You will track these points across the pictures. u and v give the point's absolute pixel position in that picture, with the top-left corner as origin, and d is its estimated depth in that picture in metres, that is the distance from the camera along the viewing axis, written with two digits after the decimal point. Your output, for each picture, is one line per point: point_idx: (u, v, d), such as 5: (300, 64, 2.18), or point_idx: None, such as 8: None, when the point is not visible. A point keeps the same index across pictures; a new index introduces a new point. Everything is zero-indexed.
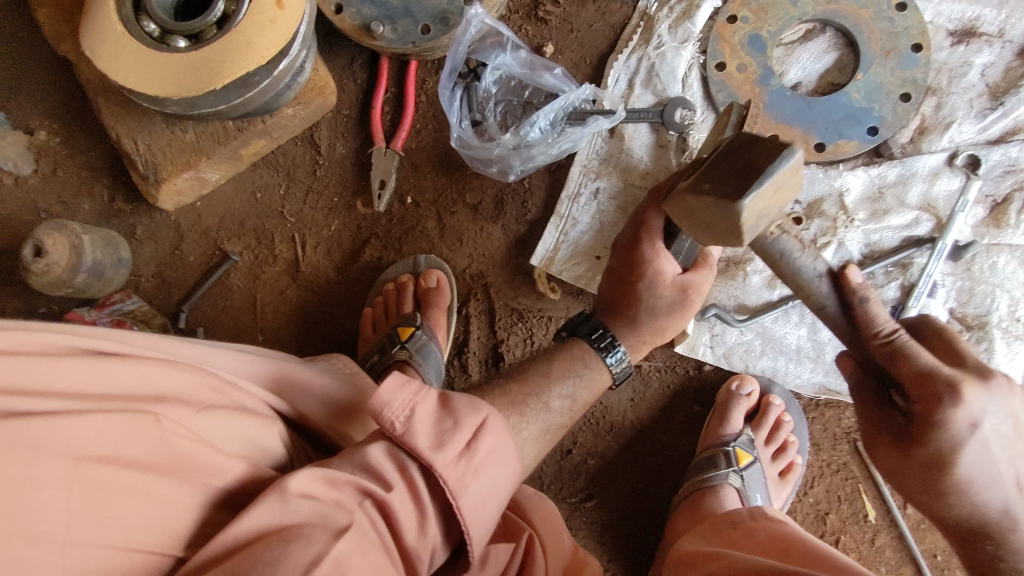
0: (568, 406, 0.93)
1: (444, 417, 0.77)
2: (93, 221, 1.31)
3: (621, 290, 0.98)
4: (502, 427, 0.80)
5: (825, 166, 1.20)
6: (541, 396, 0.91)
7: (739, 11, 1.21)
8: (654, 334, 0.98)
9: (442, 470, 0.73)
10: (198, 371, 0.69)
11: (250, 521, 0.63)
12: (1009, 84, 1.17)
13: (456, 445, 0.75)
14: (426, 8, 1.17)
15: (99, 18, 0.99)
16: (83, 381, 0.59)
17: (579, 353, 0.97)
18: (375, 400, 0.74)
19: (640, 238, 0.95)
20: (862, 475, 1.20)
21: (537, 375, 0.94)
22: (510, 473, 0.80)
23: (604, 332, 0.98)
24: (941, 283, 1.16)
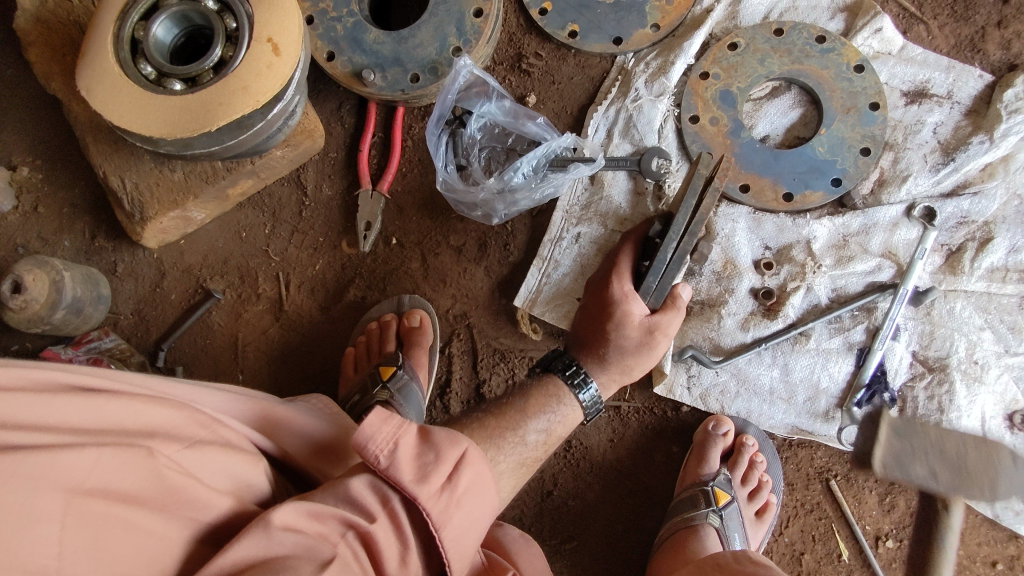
0: (543, 441, 0.94)
1: (426, 450, 0.78)
2: (72, 257, 1.30)
3: (593, 328, 1.01)
4: (480, 459, 0.81)
5: (793, 215, 1.27)
6: (517, 429, 0.93)
7: (711, 68, 1.30)
8: (622, 372, 1.00)
9: (425, 503, 0.73)
10: (184, 407, 0.69)
11: (234, 553, 0.62)
12: (959, 141, 1.26)
13: (439, 478, 0.76)
14: (416, 58, 1.22)
15: (96, 58, 1.02)
16: (74, 415, 0.59)
17: (551, 388, 0.98)
18: (359, 434, 0.75)
19: (610, 279, 1.00)
20: (835, 515, 1.23)
21: (513, 408, 0.95)
22: (488, 507, 0.81)
23: (577, 369, 0.99)
24: (904, 326, 1.22)
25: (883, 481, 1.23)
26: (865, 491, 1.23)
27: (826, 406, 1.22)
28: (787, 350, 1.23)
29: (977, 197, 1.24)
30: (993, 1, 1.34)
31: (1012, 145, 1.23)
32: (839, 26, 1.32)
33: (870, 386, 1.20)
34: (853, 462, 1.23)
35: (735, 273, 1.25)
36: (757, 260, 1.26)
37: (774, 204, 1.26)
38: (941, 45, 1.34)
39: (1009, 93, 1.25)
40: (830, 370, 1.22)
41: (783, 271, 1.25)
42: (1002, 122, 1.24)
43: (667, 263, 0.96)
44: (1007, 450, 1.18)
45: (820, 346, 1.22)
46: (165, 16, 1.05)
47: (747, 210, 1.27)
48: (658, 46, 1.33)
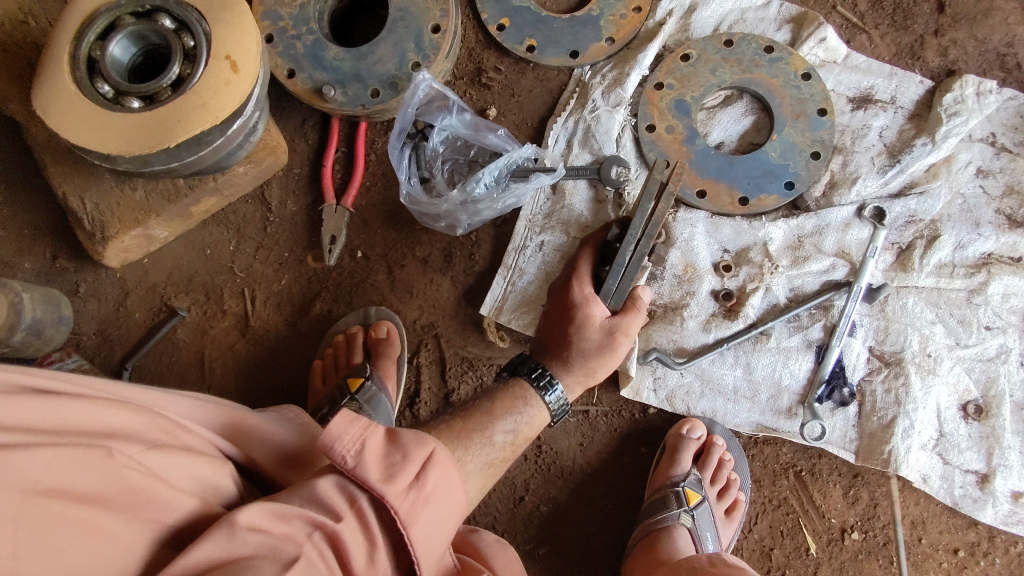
0: (511, 441, 0.94)
1: (393, 450, 0.78)
2: (32, 279, 1.29)
3: (556, 332, 1.02)
4: (448, 460, 0.82)
5: (749, 218, 1.30)
6: (485, 431, 0.92)
7: (665, 79, 1.34)
8: (586, 374, 1.02)
9: (393, 502, 0.74)
10: (149, 413, 0.70)
11: (196, 555, 0.62)
12: (903, 144, 1.32)
13: (405, 476, 0.76)
14: (376, 74, 1.24)
15: (51, 78, 1.02)
16: (31, 415, 0.59)
17: (519, 390, 0.98)
18: (325, 436, 0.75)
19: (570, 284, 1.02)
20: (801, 510, 1.25)
21: (479, 411, 0.94)
22: (456, 506, 0.81)
23: (543, 371, 1.00)
24: (859, 323, 1.26)
25: (846, 475, 1.25)
26: (829, 485, 1.25)
27: (789, 403, 1.24)
28: (748, 349, 1.26)
29: (923, 196, 1.29)
30: (930, 11, 1.41)
31: (954, 145, 1.29)
32: (786, 37, 1.37)
33: (830, 381, 1.22)
34: (817, 457, 1.26)
35: (695, 275, 1.28)
36: (716, 263, 1.29)
37: (730, 208, 1.30)
38: (883, 53, 1.40)
39: (947, 97, 1.32)
40: (791, 368, 1.24)
41: (741, 272, 1.28)
42: (942, 124, 1.30)
43: (625, 266, 0.98)
44: (962, 439, 1.22)
45: (781, 344, 1.25)
46: (122, 36, 1.06)
47: (704, 214, 1.31)
48: (614, 59, 1.37)
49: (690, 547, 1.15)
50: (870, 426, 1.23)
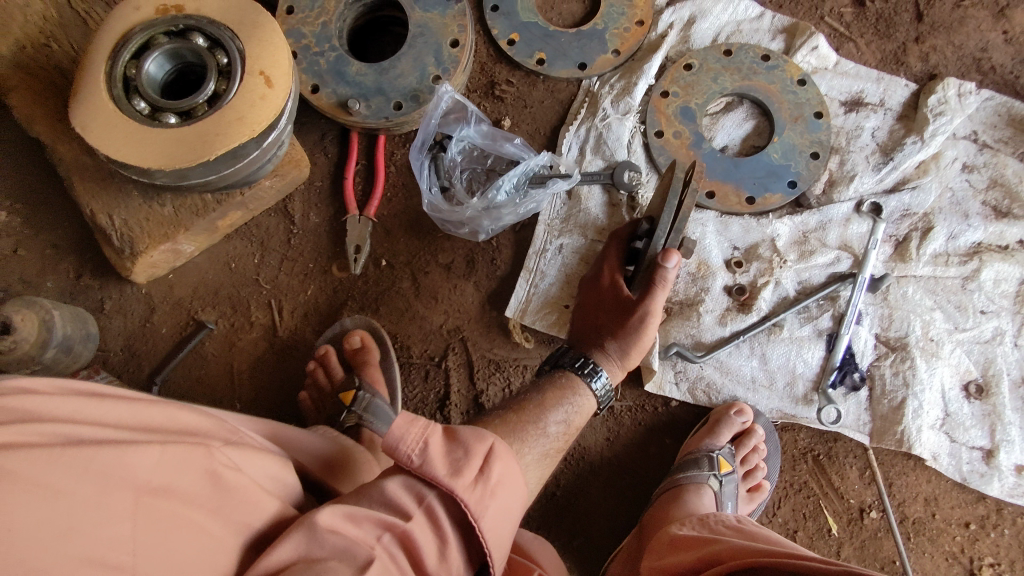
0: (564, 431, 0.98)
1: (454, 447, 0.80)
2: (56, 298, 1.29)
3: (591, 319, 1.12)
4: (507, 453, 0.84)
5: (757, 217, 1.37)
6: (538, 422, 0.96)
7: (670, 87, 1.41)
8: (622, 356, 1.06)
9: (460, 495, 0.76)
10: (213, 417, 0.71)
11: (279, 556, 0.64)
12: (895, 142, 1.40)
13: (470, 471, 0.78)
14: (398, 87, 1.28)
15: (90, 94, 1.05)
16: (122, 416, 0.60)
17: (568, 379, 1.03)
18: (389, 437, 0.78)
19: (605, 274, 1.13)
20: (821, 492, 1.30)
21: (531, 403, 0.99)
22: (518, 496, 0.83)
23: (585, 360, 1.06)
24: (865, 311, 1.33)
25: (861, 456, 1.31)
26: (845, 467, 1.31)
27: (803, 390, 1.30)
28: (763, 340, 1.32)
29: (915, 191, 1.37)
30: (910, 20, 1.51)
31: (940, 143, 1.38)
32: (780, 46, 1.46)
33: (842, 368, 1.30)
34: (832, 440, 1.32)
35: (709, 272, 1.34)
36: (727, 260, 1.35)
37: (739, 208, 1.37)
38: (869, 60, 1.49)
39: (931, 98, 1.41)
40: (804, 356, 1.30)
41: (752, 268, 1.35)
42: (929, 124, 1.39)
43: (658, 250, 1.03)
44: (966, 417, 1.29)
45: (793, 334, 1.31)
46: (157, 53, 1.09)
47: (714, 214, 1.37)
48: (620, 70, 1.44)
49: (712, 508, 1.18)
50: (881, 408, 1.29)
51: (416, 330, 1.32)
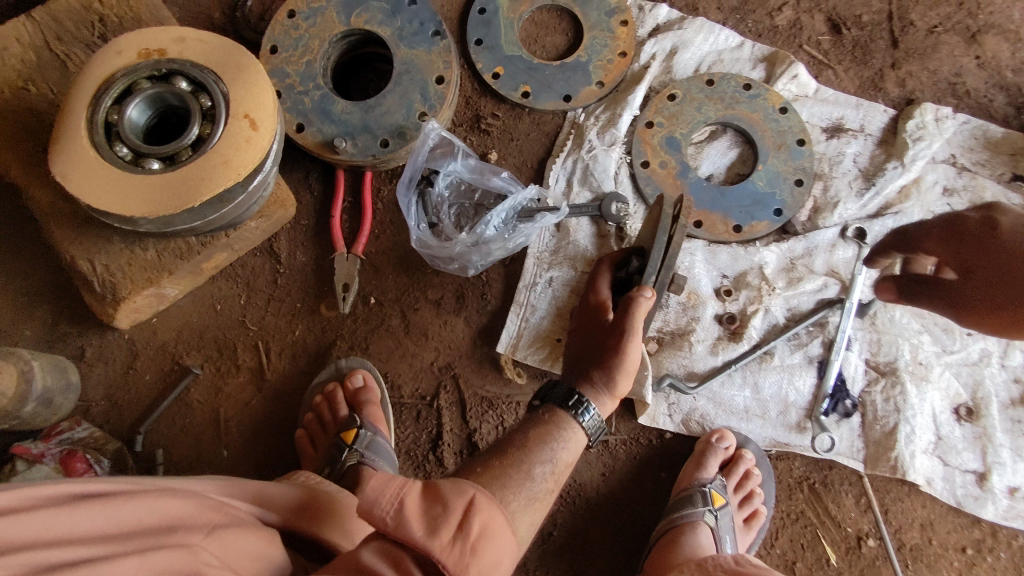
0: (551, 471, 0.94)
1: (433, 504, 0.72)
2: (35, 346, 1.27)
3: (581, 343, 1.11)
4: (491, 505, 0.75)
5: (745, 244, 1.38)
6: (522, 466, 0.92)
7: (655, 117, 1.42)
8: (608, 376, 1.03)
9: (440, 557, 0.66)
10: (191, 497, 0.66)
11: None
12: (876, 168, 1.42)
13: (449, 528, 0.70)
14: (384, 124, 1.27)
15: (69, 142, 1.03)
16: (94, 523, 0.57)
17: (553, 416, 1.00)
18: (362, 499, 0.70)
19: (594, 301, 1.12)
20: (818, 521, 1.29)
21: (515, 447, 0.95)
22: (507, 553, 0.74)
23: (578, 396, 1.01)
24: (854, 336, 1.34)
25: (856, 483, 1.31)
26: (841, 494, 1.30)
27: (797, 418, 1.30)
28: (754, 369, 1.32)
29: (899, 215, 1.39)
30: (886, 47, 1.54)
31: (920, 167, 1.41)
32: (761, 75, 1.48)
33: (833, 394, 1.30)
34: (828, 468, 1.31)
35: (699, 301, 1.34)
36: (717, 288, 1.36)
37: (726, 236, 1.38)
38: (848, 86, 1.52)
39: (910, 123, 1.44)
40: (796, 384, 1.31)
41: (741, 296, 1.35)
42: (909, 148, 1.42)
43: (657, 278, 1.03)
44: (958, 439, 1.30)
45: (784, 362, 1.32)
46: (140, 99, 1.07)
47: (702, 242, 1.38)
48: (604, 101, 1.45)
49: (711, 546, 1.17)
50: (874, 434, 1.30)
51: (406, 368, 1.31)
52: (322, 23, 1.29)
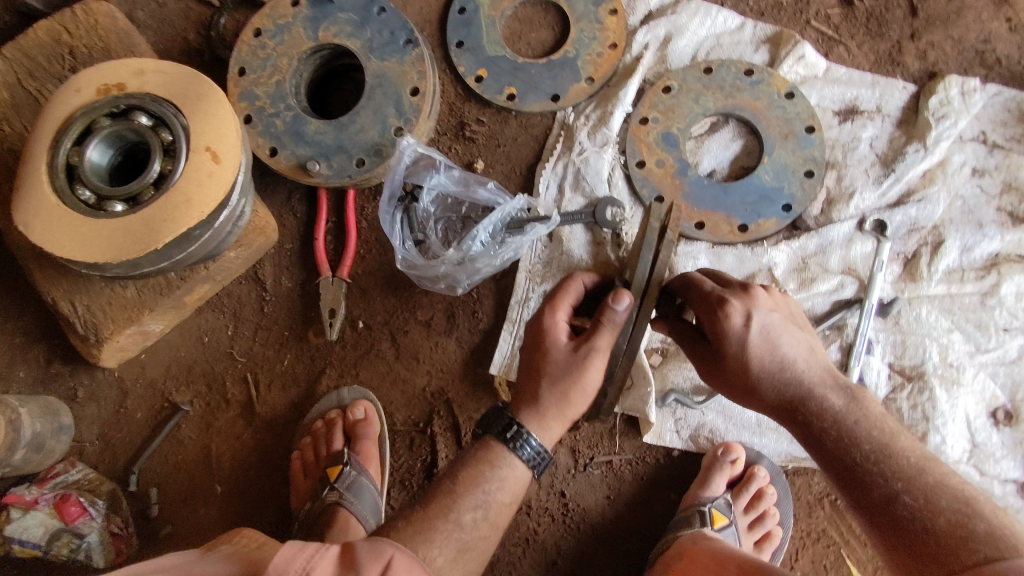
0: (482, 516, 0.96)
1: (347, 571, 0.76)
2: (28, 388, 1.26)
3: (528, 362, 1.02)
4: (407, 563, 0.82)
5: (751, 245, 1.30)
6: (451, 514, 0.94)
7: (649, 113, 1.33)
8: (561, 401, 0.96)
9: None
10: None
11: None
12: (895, 152, 1.31)
13: None
14: (359, 143, 1.22)
15: (30, 188, 1.00)
16: None
17: (487, 451, 0.99)
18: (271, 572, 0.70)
19: (544, 315, 1.02)
20: (841, 540, 1.22)
21: (444, 491, 0.97)
22: None
23: (515, 428, 0.97)
24: (876, 339, 1.25)
25: None
26: None
27: None
28: None
29: (923, 203, 1.27)
30: (904, 16, 1.41)
31: (945, 149, 1.29)
32: (764, 58, 1.37)
33: None
34: None
35: None
36: None
37: (731, 236, 1.28)
38: (862, 63, 1.39)
39: (932, 100, 1.31)
40: None
41: None
42: (931, 128, 1.29)
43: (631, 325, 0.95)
44: (995, 447, 1.20)
45: None
46: (99, 138, 1.04)
47: (705, 245, 1.30)
48: (595, 98, 1.36)
49: None
50: None
51: (398, 395, 1.28)
52: (290, 40, 1.24)
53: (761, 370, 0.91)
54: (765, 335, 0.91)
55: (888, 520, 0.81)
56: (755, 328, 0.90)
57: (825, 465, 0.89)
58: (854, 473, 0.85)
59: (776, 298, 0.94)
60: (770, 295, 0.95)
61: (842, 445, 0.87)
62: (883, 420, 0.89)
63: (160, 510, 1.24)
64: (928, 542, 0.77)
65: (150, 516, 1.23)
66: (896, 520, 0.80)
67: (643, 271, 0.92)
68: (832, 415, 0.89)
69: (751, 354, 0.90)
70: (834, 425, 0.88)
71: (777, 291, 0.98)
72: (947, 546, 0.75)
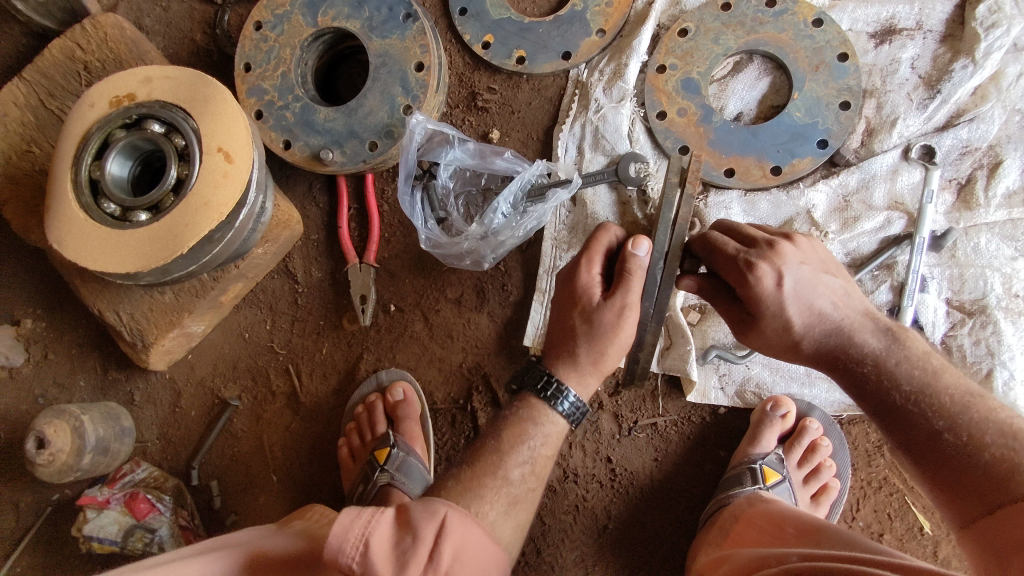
0: (529, 471, 0.97)
1: (402, 535, 0.74)
2: (90, 396, 1.33)
3: (560, 318, 0.99)
4: (461, 521, 0.80)
5: (786, 188, 1.23)
6: (498, 471, 0.94)
7: (666, 60, 1.26)
8: (595, 359, 0.95)
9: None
10: None
11: None
12: (941, 71, 1.20)
13: (419, 562, 0.72)
14: (369, 126, 1.21)
15: (61, 207, 1.04)
16: None
17: (528, 410, 0.98)
18: (327, 549, 0.69)
19: (578, 268, 0.96)
20: (905, 487, 1.17)
21: (487, 451, 0.96)
22: (483, 561, 0.81)
23: (549, 380, 0.97)
24: (930, 275, 1.17)
25: None
26: None
27: None
28: None
29: (974, 123, 1.18)
30: None
31: (998, 61, 1.17)
32: None
33: None
34: None
35: None
36: None
37: (763, 181, 1.21)
38: None
39: (980, 8, 1.18)
40: None
41: None
42: (980, 40, 1.17)
43: (659, 283, 0.89)
44: None
45: None
46: (117, 151, 1.06)
47: (738, 193, 1.23)
48: (608, 51, 1.30)
49: None
50: None
51: (436, 373, 1.28)
52: (291, 29, 1.22)
53: (793, 331, 0.89)
54: (800, 291, 0.87)
55: (932, 455, 0.77)
56: (788, 287, 0.87)
57: (867, 407, 0.87)
58: (897, 415, 0.82)
59: (805, 250, 0.90)
60: (799, 247, 0.91)
61: (882, 386, 0.85)
62: (927, 357, 0.86)
63: (223, 501, 1.30)
64: (969, 472, 0.72)
65: (214, 507, 1.29)
66: (941, 454, 0.76)
67: (664, 235, 0.85)
68: (872, 359, 0.86)
69: (785, 315, 0.88)
70: (873, 368, 0.86)
71: (805, 239, 0.93)
72: (992, 480, 0.69)
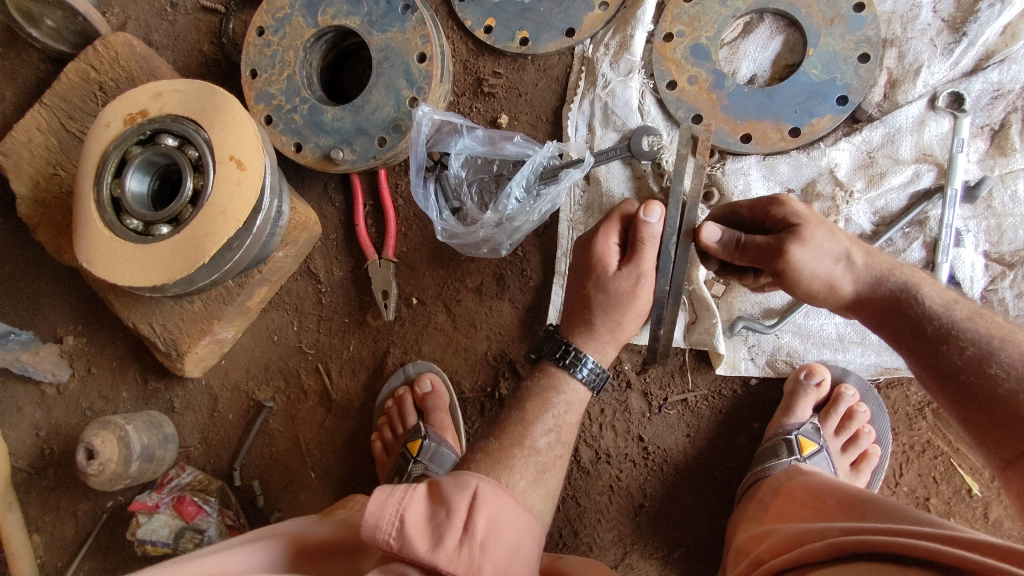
0: (555, 439, 0.96)
1: (436, 508, 0.74)
2: (133, 405, 1.38)
3: (575, 287, 0.99)
4: (493, 492, 0.79)
5: (806, 149, 1.18)
6: (525, 440, 0.94)
7: (673, 27, 1.23)
8: (613, 326, 0.96)
9: (448, 567, 0.68)
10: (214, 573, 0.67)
11: None
12: (966, 12, 1.13)
13: (454, 534, 0.71)
14: (377, 122, 1.21)
15: (88, 227, 1.07)
16: None
17: (550, 378, 0.98)
18: (363, 526, 0.70)
19: (595, 235, 0.96)
20: (950, 449, 1.13)
21: (513, 421, 0.96)
22: (523, 536, 0.79)
23: (567, 348, 0.97)
24: (964, 229, 1.13)
25: None
26: None
27: None
28: None
29: (1005, 64, 1.11)
30: None
31: None
32: None
33: None
34: None
35: None
36: None
37: (782, 144, 1.17)
38: None
39: None
40: None
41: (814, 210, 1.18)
42: None
43: (672, 262, 0.92)
44: None
45: None
46: (135, 167, 1.08)
47: (756, 158, 1.20)
48: (613, 23, 1.27)
49: None
50: None
51: (462, 363, 1.29)
52: (293, 32, 1.23)
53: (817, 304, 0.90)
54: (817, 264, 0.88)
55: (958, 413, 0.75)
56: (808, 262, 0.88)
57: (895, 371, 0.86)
58: (932, 356, 0.80)
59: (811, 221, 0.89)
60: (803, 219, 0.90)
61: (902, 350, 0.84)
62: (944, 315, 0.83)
63: (265, 499, 1.33)
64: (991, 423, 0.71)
65: (258, 505, 1.33)
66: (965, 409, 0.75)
67: (676, 211, 0.87)
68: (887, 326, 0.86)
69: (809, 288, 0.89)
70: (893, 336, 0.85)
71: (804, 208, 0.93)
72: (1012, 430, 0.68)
